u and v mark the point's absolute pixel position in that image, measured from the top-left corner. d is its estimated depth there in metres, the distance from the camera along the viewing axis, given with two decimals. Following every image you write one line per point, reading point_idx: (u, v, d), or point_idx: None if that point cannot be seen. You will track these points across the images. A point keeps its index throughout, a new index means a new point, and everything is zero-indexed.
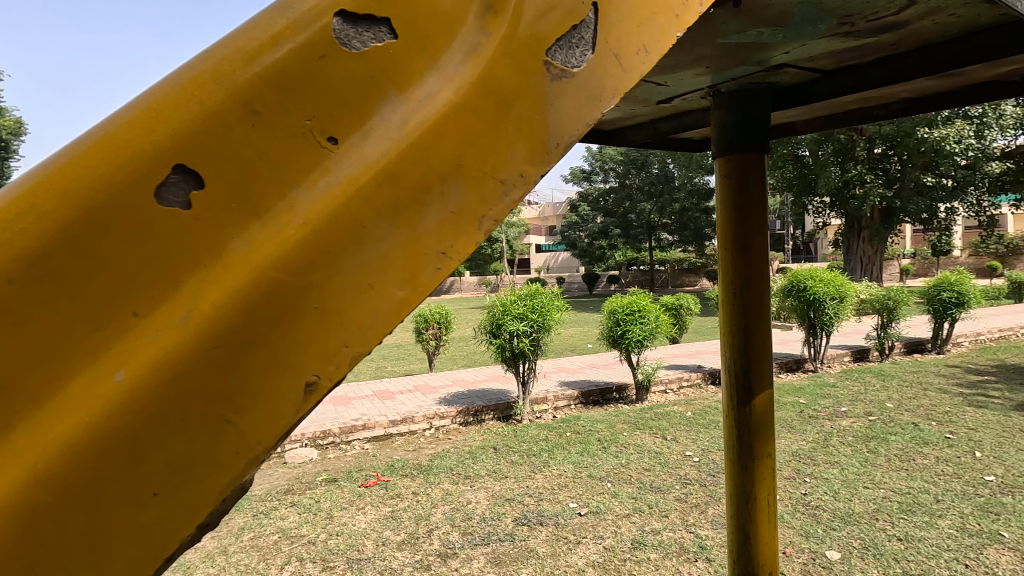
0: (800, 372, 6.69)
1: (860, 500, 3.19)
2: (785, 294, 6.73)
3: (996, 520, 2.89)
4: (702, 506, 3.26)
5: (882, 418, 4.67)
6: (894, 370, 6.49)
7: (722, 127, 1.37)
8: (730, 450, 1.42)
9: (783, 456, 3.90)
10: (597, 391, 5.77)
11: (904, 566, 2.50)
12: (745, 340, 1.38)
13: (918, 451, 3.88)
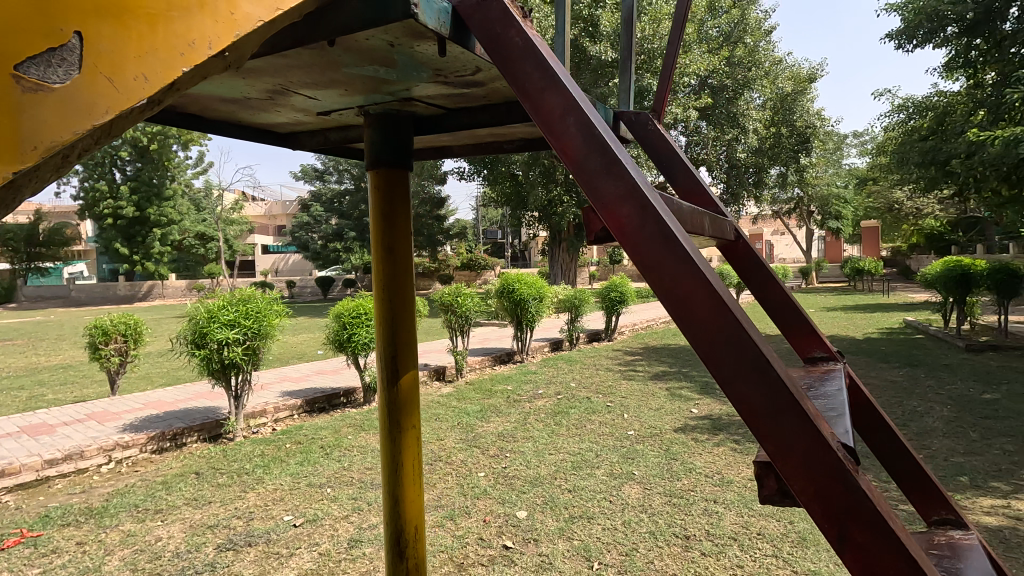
0: (511, 363, 7.61)
1: (545, 464, 3.78)
2: (498, 295, 7.56)
3: (632, 463, 3.77)
4: None
5: (567, 395, 5.66)
6: (579, 356, 7.92)
7: (374, 139, 1.29)
8: (384, 451, 1.37)
9: (489, 437, 4.38)
10: (322, 397, 5.56)
11: (570, 511, 3.07)
12: (394, 330, 1.34)
13: (588, 419, 4.82)
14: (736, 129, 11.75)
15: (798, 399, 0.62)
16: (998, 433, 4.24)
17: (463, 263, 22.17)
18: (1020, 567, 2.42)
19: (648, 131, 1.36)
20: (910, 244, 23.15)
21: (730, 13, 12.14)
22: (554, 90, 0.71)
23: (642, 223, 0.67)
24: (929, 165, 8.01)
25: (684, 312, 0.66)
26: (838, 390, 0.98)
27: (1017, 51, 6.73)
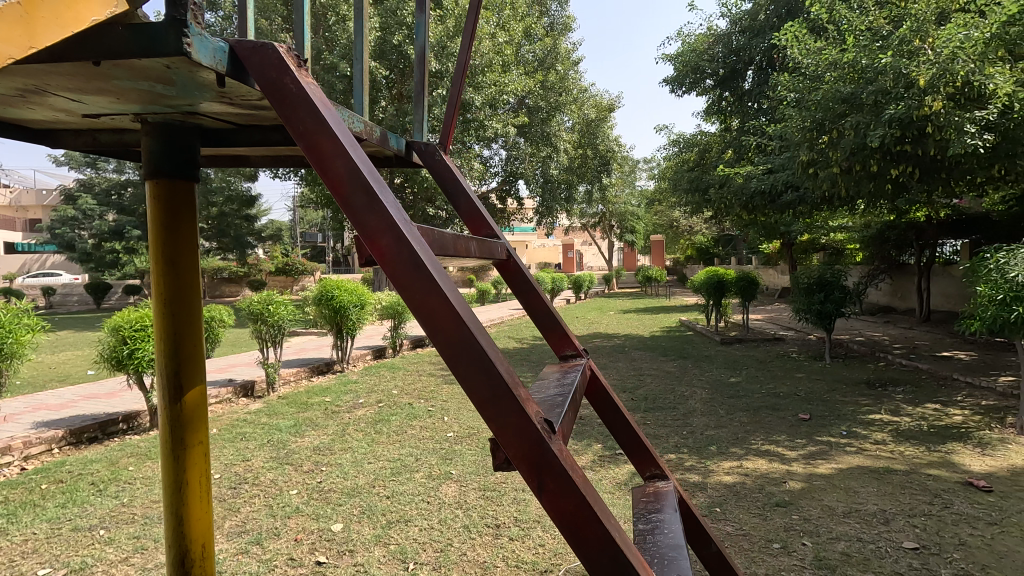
0: (329, 373, 7.29)
1: (362, 474, 3.73)
2: (315, 303, 7.18)
3: (450, 464, 3.91)
4: (217, 521, 3.11)
5: (388, 403, 5.64)
6: (402, 363, 7.90)
7: (153, 151, 1.25)
8: (166, 471, 1.32)
9: (303, 452, 4.17)
10: (93, 426, 4.73)
11: (387, 517, 3.09)
12: (177, 343, 1.30)
13: (409, 425, 4.87)
14: (549, 148, 12.80)
15: (512, 384, 0.84)
16: (737, 408, 5.33)
17: (277, 268, 20.46)
18: (743, 511, 3.12)
19: (435, 159, 1.66)
20: (686, 255, 27.51)
21: (543, 40, 13.21)
22: (333, 146, 0.88)
23: (399, 253, 0.85)
24: (696, 191, 9.68)
25: (432, 322, 0.85)
26: (574, 380, 1.30)
27: (753, 105, 8.50)
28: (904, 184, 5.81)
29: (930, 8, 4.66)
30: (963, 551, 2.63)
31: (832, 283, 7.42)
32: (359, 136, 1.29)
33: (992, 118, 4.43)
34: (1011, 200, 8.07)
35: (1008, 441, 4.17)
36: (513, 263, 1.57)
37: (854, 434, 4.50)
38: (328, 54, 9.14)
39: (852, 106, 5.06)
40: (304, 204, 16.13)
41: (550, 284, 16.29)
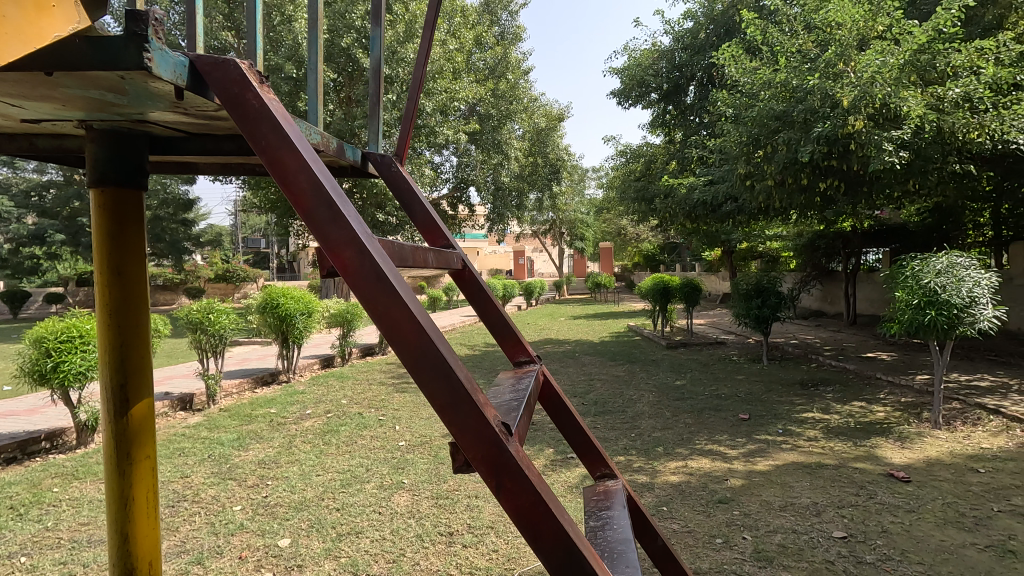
0: (274, 384, 7.05)
1: (311, 487, 3.65)
2: (259, 311, 6.94)
3: (402, 473, 3.88)
4: None
5: (337, 413, 5.53)
6: (351, 372, 7.74)
7: (99, 159, 1.23)
8: (111, 486, 1.28)
9: (248, 467, 4.03)
10: (13, 445, 4.38)
11: (337, 530, 3.04)
12: (122, 354, 1.26)
13: (359, 435, 4.79)
14: (500, 155, 12.89)
15: (472, 391, 0.88)
16: (683, 410, 5.54)
17: (217, 274, 19.58)
18: (687, 509, 3.26)
19: (391, 170, 1.69)
20: (634, 262, 28.25)
21: (494, 49, 13.31)
22: (295, 159, 0.90)
23: (362, 265, 0.88)
24: (642, 200, 9.99)
25: (394, 332, 0.88)
26: (528, 385, 1.35)
27: (695, 119, 8.88)
28: (831, 196, 6.23)
29: (852, 34, 5.04)
30: (885, 537, 2.86)
31: (768, 289, 7.84)
32: (316, 148, 1.31)
33: (906, 137, 4.84)
34: (924, 211, 8.78)
35: (923, 434, 4.54)
36: (469, 272, 1.61)
37: (789, 432, 4.77)
38: (273, 55, 8.88)
39: (784, 123, 5.39)
40: (246, 208, 15.54)
41: (501, 290, 16.37)
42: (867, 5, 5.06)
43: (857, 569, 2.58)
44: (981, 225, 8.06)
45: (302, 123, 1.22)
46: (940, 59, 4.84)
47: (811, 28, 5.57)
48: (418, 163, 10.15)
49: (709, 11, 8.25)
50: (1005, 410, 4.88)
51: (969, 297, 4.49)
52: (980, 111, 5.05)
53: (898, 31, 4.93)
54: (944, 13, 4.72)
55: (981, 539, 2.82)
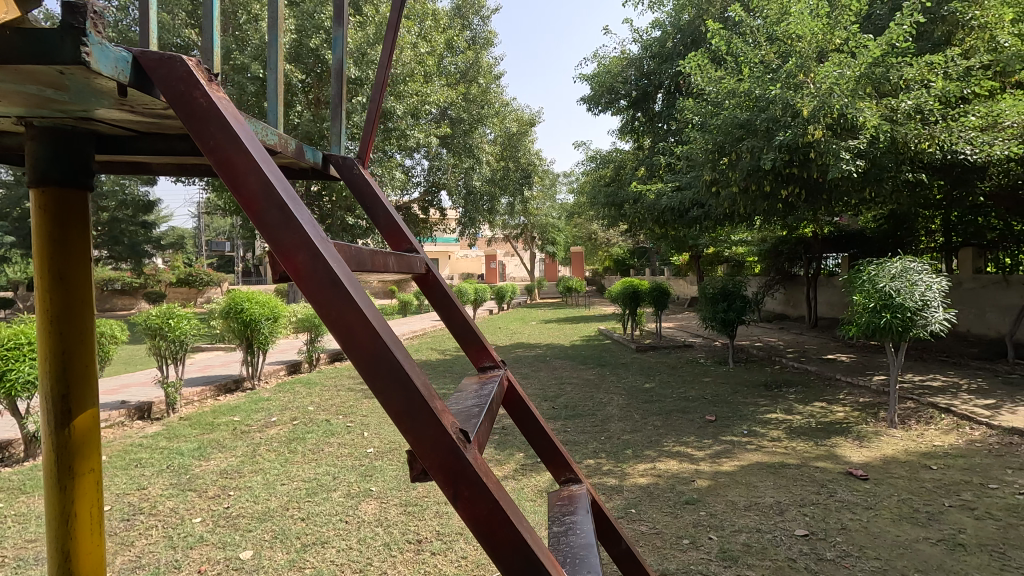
0: (238, 391, 6.85)
1: (275, 496, 3.55)
2: (223, 316, 6.74)
3: (370, 480, 3.81)
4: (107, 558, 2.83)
5: (304, 420, 5.40)
6: (319, 378, 7.59)
7: (39, 158, 1.18)
8: (52, 502, 1.22)
9: (208, 477, 3.91)
10: None
11: (302, 540, 2.96)
12: (65, 364, 1.20)
13: (326, 442, 4.70)
14: (471, 159, 12.86)
15: (428, 398, 0.87)
16: (652, 413, 5.61)
17: (178, 278, 18.98)
18: (656, 511, 3.29)
19: (353, 173, 1.67)
20: (604, 266, 28.55)
21: (465, 53, 13.30)
22: (245, 160, 0.87)
23: (315, 269, 0.86)
24: (612, 205, 10.11)
25: (349, 338, 0.87)
26: (490, 390, 1.34)
27: (663, 126, 9.03)
28: (793, 204, 6.41)
29: (811, 46, 5.21)
30: (844, 534, 2.94)
31: (733, 293, 8.02)
32: (272, 149, 1.28)
33: (862, 146, 5.03)
34: (881, 219, 9.13)
35: (881, 433, 4.70)
36: (432, 277, 1.60)
37: (754, 432, 4.87)
38: (238, 54, 8.68)
39: (747, 131, 5.52)
40: (209, 210, 15.11)
41: (473, 294, 16.31)
42: (825, 19, 5.25)
43: (818, 565, 2.64)
44: (933, 231, 8.42)
45: (257, 123, 1.19)
46: (893, 72, 5.05)
47: (772, 39, 5.73)
48: (388, 166, 10.05)
49: (676, 21, 8.42)
50: (955, 408, 5.10)
51: (922, 301, 4.68)
52: (930, 123, 5.28)
53: (854, 44, 5.12)
54: (897, 29, 4.92)
55: (934, 533, 2.92)
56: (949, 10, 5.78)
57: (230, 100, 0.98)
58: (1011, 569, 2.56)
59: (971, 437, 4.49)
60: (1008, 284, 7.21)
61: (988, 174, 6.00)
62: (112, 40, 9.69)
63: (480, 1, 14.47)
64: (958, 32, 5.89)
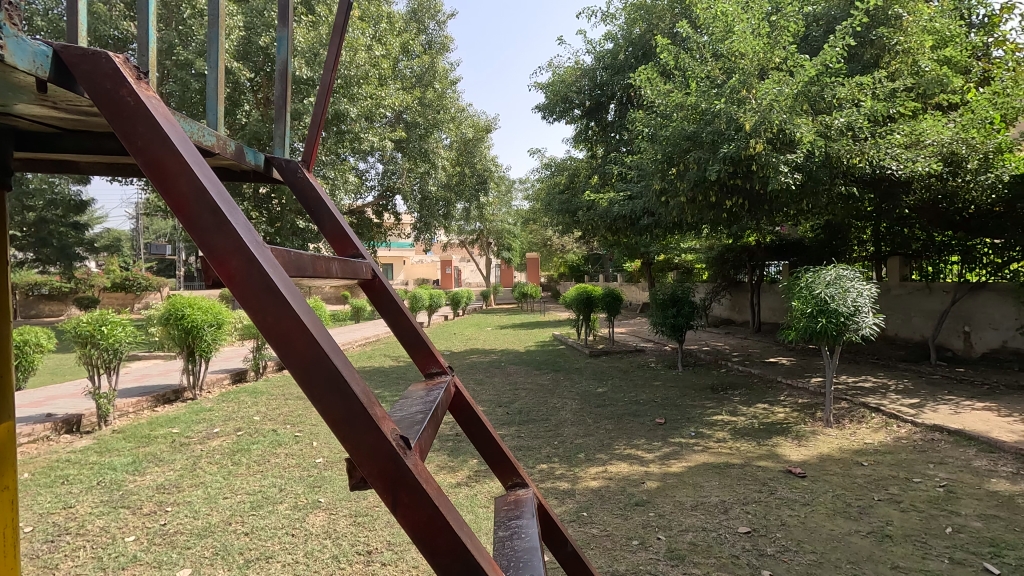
0: (178, 402, 6.53)
1: (217, 511, 3.40)
2: (162, 323, 6.40)
3: (318, 492, 3.71)
4: None
5: (249, 431, 5.20)
6: (265, 387, 7.32)
7: None
8: None
9: (143, 493, 3.69)
10: None
11: (245, 556, 2.85)
12: None
13: (273, 453, 4.53)
14: (427, 164, 12.71)
15: (368, 404, 0.87)
16: (604, 417, 5.70)
17: (114, 283, 17.94)
18: (607, 513, 3.35)
19: (297, 176, 1.63)
20: (559, 272, 28.85)
21: (421, 57, 13.21)
22: (175, 161, 0.85)
23: (249, 275, 0.85)
24: (566, 213, 10.25)
25: (284, 344, 0.85)
26: (437, 398, 1.34)
27: (615, 136, 9.23)
28: (736, 214, 6.68)
29: (753, 64, 5.46)
30: (783, 530, 3.08)
31: (682, 298, 8.25)
32: (210, 150, 1.24)
33: (800, 160, 5.34)
34: (818, 229, 9.61)
35: (817, 433, 4.95)
36: (379, 284, 1.59)
37: (701, 434, 5.03)
38: (181, 49, 8.30)
39: (694, 143, 5.71)
40: (149, 211, 14.37)
41: (428, 300, 16.15)
42: (766, 39, 5.51)
43: (759, 561, 2.75)
44: (864, 242, 8.93)
45: (194, 124, 1.16)
46: (827, 91, 5.37)
47: (717, 56, 5.96)
48: (341, 169, 9.82)
49: (628, 34, 8.61)
50: (884, 408, 5.43)
51: (854, 306, 4.97)
52: (860, 139, 5.62)
53: (792, 63, 5.39)
54: (830, 51, 5.21)
55: (864, 526, 3.10)
56: (877, 34, 6.13)
57: (161, 99, 0.95)
58: (933, 557, 2.74)
59: (898, 434, 4.78)
60: (931, 290, 7.71)
61: (912, 188, 6.45)
62: (40, 29, 9.11)
63: (436, 7, 14.43)
64: (885, 56, 6.21)
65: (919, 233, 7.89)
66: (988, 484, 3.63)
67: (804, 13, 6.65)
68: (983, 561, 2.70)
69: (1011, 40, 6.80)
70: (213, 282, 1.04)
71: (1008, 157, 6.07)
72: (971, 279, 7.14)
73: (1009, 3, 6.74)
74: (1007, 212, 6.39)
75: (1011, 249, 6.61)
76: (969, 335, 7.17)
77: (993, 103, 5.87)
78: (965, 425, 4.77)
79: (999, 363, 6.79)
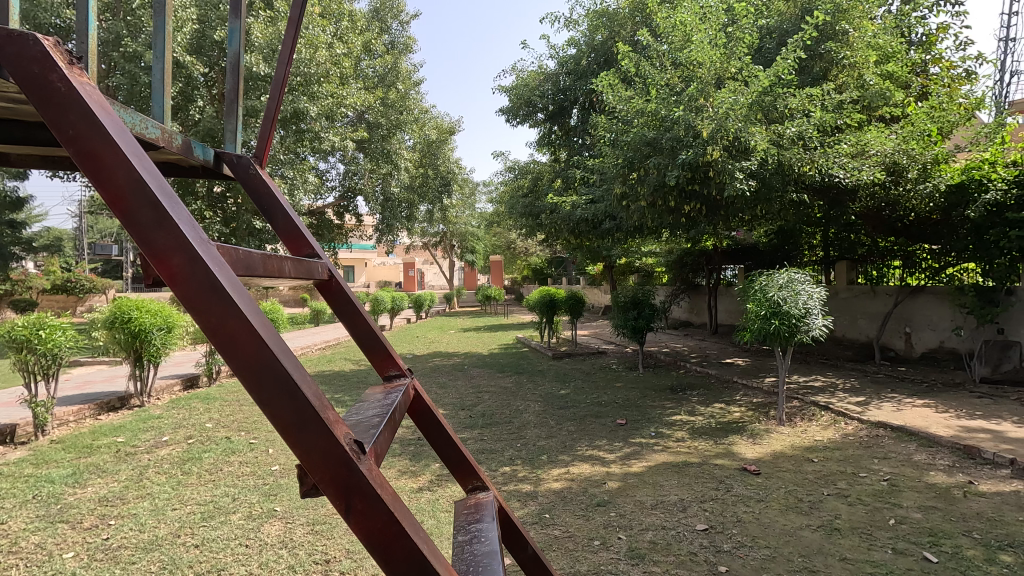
0: (124, 409, 6.22)
1: (165, 523, 3.24)
2: (106, 327, 6.07)
3: (274, 500, 3.59)
4: None
5: (200, 439, 4.99)
6: (218, 392, 7.04)
7: None
8: None
9: (84, 506, 3.49)
10: None
11: (195, 569, 2.73)
12: None
13: (225, 461, 4.36)
14: (389, 165, 12.53)
15: (320, 409, 0.84)
16: (566, 419, 5.73)
17: (53, 284, 16.97)
18: (569, 514, 3.36)
19: (249, 172, 1.58)
20: (523, 275, 29.00)
21: (384, 57, 13.03)
22: (111, 151, 0.80)
23: (192, 273, 0.81)
24: (529, 216, 10.28)
25: (231, 346, 0.82)
26: (393, 401, 1.31)
27: (578, 140, 9.32)
28: (695, 219, 6.84)
29: (711, 73, 5.59)
30: (739, 526, 3.16)
31: (643, 301, 8.38)
32: (155, 143, 1.18)
33: (754, 168, 5.52)
34: (771, 234, 9.97)
35: (770, 430, 5.12)
36: (336, 284, 1.55)
37: (661, 434, 5.13)
38: (129, 40, 7.92)
39: (654, 149, 5.80)
40: (92, 209, 13.66)
41: (390, 303, 15.93)
42: (722, 49, 5.67)
43: (716, 557, 2.81)
44: (814, 247, 9.29)
45: (136, 115, 1.10)
46: (780, 101, 5.55)
47: (676, 64, 6.10)
48: (301, 169, 9.56)
49: (590, 41, 8.72)
50: (832, 406, 5.66)
51: (804, 308, 5.17)
52: (810, 148, 5.87)
53: (747, 73, 5.56)
54: (782, 63, 5.41)
55: (815, 520, 3.21)
56: (826, 48, 6.39)
57: (96, 87, 0.90)
58: (878, 548, 2.87)
59: (846, 431, 5.00)
60: (875, 293, 8.09)
61: (858, 197, 6.74)
62: None
63: (399, 7, 14.30)
64: (833, 69, 6.49)
65: (864, 238, 8.18)
66: (927, 477, 3.83)
67: (758, 25, 6.87)
68: (923, 550, 2.84)
69: (946, 58, 7.24)
70: (152, 281, 0.99)
71: (943, 167, 6.42)
72: (912, 282, 7.51)
73: (945, 23, 7.17)
74: (943, 220, 6.75)
75: (946, 254, 6.93)
76: (910, 336, 7.56)
77: (930, 117, 6.32)
78: (906, 421, 5.02)
79: (936, 362, 7.16)
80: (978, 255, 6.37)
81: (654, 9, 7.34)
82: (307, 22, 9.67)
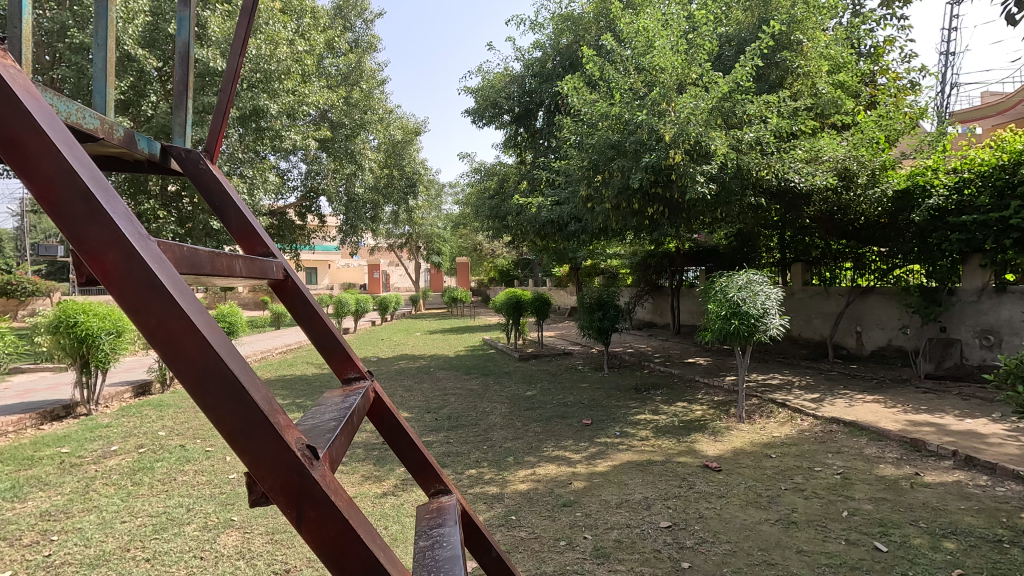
0: (69, 418, 5.90)
1: (114, 537, 3.08)
2: (50, 331, 5.75)
3: (231, 510, 3.45)
4: None
5: (152, 448, 4.78)
6: (171, 399, 6.75)
7: None
8: None
9: (24, 521, 3.28)
10: None
11: None
12: None
13: (179, 471, 4.19)
14: (353, 166, 12.28)
15: (269, 413, 0.81)
16: (532, 420, 5.72)
17: None
18: (535, 515, 3.35)
19: (198, 167, 1.51)
20: (490, 277, 29.08)
21: (347, 56, 12.76)
22: (38, 140, 0.75)
23: (129, 269, 0.76)
24: (495, 217, 10.27)
25: (173, 348, 0.78)
26: (351, 404, 1.26)
27: (544, 143, 9.36)
28: (658, 221, 6.95)
29: (672, 78, 5.67)
30: (701, 522, 3.21)
31: (608, 302, 8.48)
32: (94, 134, 1.12)
33: (715, 172, 5.63)
34: (731, 236, 10.24)
35: (731, 428, 5.24)
36: (291, 283, 1.50)
37: (626, 433, 5.18)
38: (75, 30, 7.52)
39: (618, 151, 5.87)
40: None
41: (354, 305, 15.65)
42: (683, 55, 5.78)
43: (679, 553, 2.85)
44: (771, 249, 9.60)
45: (72, 103, 1.04)
46: (738, 107, 5.66)
47: (640, 68, 6.13)
48: (260, 168, 9.26)
49: (555, 44, 8.76)
50: (789, 403, 5.84)
51: (762, 308, 5.31)
52: (768, 153, 6.02)
53: (707, 79, 5.65)
54: (740, 69, 5.52)
55: (773, 514, 3.29)
56: (781, 57, 6.63)
57: (23, 73, 0.83)
58: (832, 540, 2.96)
59: (801, 427, 5.16)
60: (828, 294, 8.38)
61: (812, 201, 6.98)
62: None
63: (363, 5, 14.11)
64: (788, 77, 6.77)
65: (818, 241, 8.49)
66: (877, 469, 3.99)
67: (718, 33, 7.02)
68: (874, 540, 2.95)
69: (892, 69, 7.59)
70: (87, 278, 0.93)
71: (890, 173, 6.72)
72: (863, 283, 7.81)
73: (891, 36, 7.53)
74: (890, 224, 7.04)
75: (893, 257, 7.24)
76: (860, 334, 7.86)
77: (878, 125, 6.60)
78: (857, 416, 5.21)
79: (886, 360, 7.46)
80: (923, 257, 6.70)
81: (618, 15, 7.43)
82: (267, 17, 9.43)
